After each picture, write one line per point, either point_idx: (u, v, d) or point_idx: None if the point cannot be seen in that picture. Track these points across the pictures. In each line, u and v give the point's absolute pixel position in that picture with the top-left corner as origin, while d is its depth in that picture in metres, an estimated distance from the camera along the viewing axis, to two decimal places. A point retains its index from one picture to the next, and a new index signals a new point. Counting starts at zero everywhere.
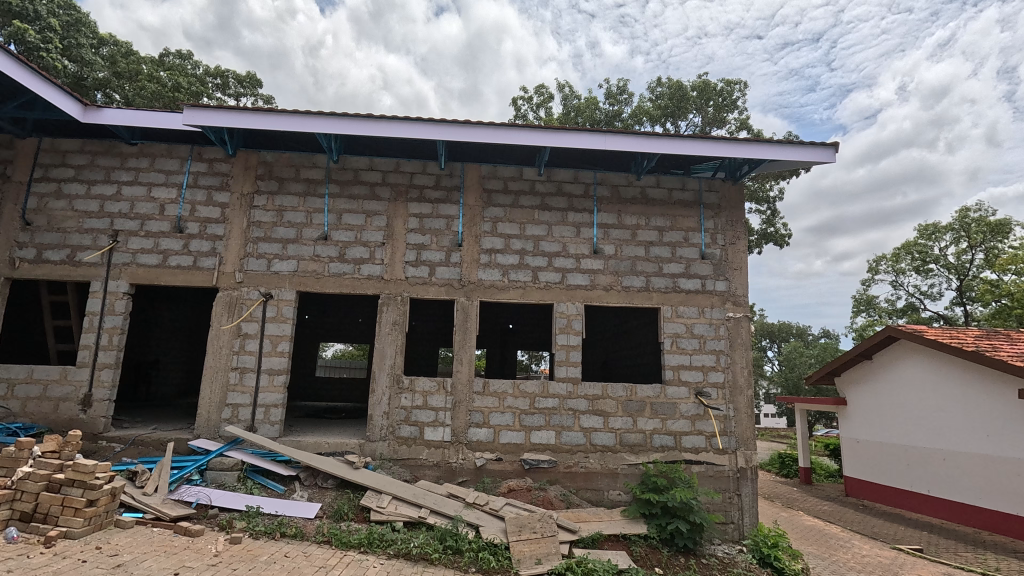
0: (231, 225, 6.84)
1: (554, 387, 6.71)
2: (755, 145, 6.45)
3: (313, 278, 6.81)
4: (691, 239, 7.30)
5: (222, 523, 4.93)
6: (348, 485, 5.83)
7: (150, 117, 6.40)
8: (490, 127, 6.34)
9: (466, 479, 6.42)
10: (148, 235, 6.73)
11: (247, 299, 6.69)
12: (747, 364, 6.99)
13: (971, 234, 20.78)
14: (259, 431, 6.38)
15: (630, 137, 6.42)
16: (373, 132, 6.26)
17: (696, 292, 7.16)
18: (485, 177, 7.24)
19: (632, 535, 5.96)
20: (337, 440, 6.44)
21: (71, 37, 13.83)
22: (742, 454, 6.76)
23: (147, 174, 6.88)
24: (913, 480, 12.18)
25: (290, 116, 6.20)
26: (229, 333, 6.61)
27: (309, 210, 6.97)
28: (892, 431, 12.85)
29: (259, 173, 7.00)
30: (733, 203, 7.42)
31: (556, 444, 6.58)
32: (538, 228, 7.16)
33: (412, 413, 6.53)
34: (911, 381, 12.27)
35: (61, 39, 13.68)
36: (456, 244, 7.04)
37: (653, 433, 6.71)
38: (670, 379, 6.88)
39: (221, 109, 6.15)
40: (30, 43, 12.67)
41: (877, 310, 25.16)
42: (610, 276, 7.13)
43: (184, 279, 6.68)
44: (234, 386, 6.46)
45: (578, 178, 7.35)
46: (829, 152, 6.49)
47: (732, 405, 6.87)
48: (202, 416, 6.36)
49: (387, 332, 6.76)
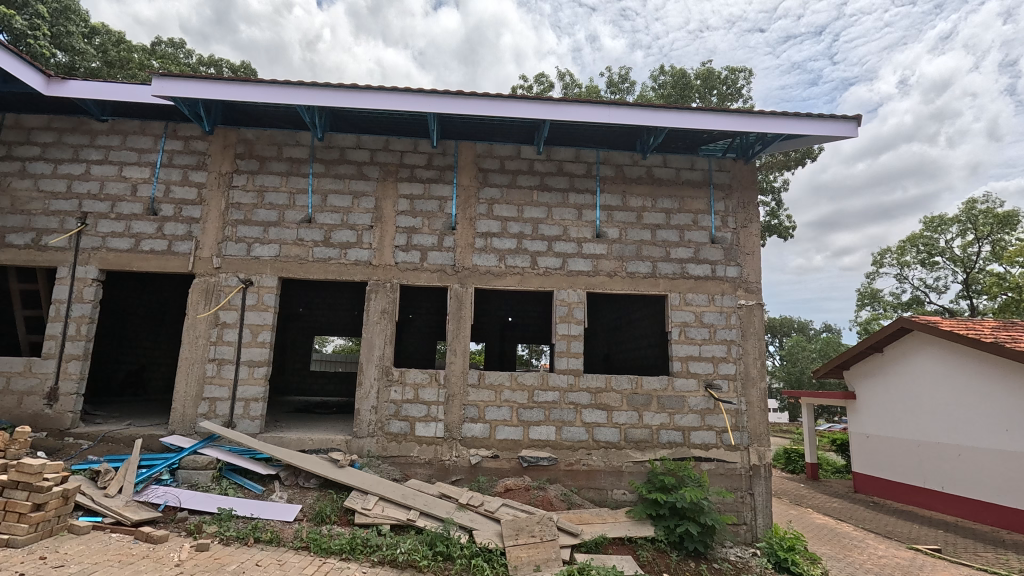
0: (209, 207, 6.39)
1: (554, 379, 6.27)
2: (770, 118, 5.97)
3: (296, 263, 6.36)
4: (700, 221, 6.84)
5: (190, 528, 4.52)
6: (332, 485, 5.41)
7: (120, 90, 5.94)
8: (485, 99, 5.86)
9: (460, 478, 6.01)
10: (119, 218, 6.28)
11: (226, 286, 6.25)
12: (760, 355, 6.55)
13: (977, 226, 20.29)
14: (238, 426, 5.95)
15: (636, 109, 5.95)
16: (358, 104, 5.79)
17: (705, 278, 6.71)
18: (481, 156, 6.78)
19: (639, 538, 5.53)
20: (323, 436, 6.02)
21: (60, 25, 13.17)
22: (754, 451, 6.33)
23: (118, 152, 6.42)
24: (927, 477, 11.76)
25: (269, 88, 5.73)
26: (206, 322, 6.18)
27: (292, 190, 6.52)
28: (904, 426, 12.42)
29: (238, 152, 6.54)
30: (745, 183, 6.96)
31: (556, 441, 6.16)
32: (537, 210, 6.70)
33: (402, 407, 6.10)
34: (924, 374, 11.83)
35: (50, 27, 13.10)
36: (449, 228, 6.59)
37: (660, 428, 6.28)
38: (678, 371, 6.44)
39: (194, 79, 5.68)
40: (17, 29, 11.93)
41: (882, 305, 24.68)
42: (614, 261, 6.68)
43: (158, 264, 6.24)
44: (212, 379, 6.03)
45: (580, 156, 6.89)
46: (852, 125, 6.01)
47: (744, 399, 6.44)
48: (177, 411, 5.94)
49: (375, 321, 6.32)
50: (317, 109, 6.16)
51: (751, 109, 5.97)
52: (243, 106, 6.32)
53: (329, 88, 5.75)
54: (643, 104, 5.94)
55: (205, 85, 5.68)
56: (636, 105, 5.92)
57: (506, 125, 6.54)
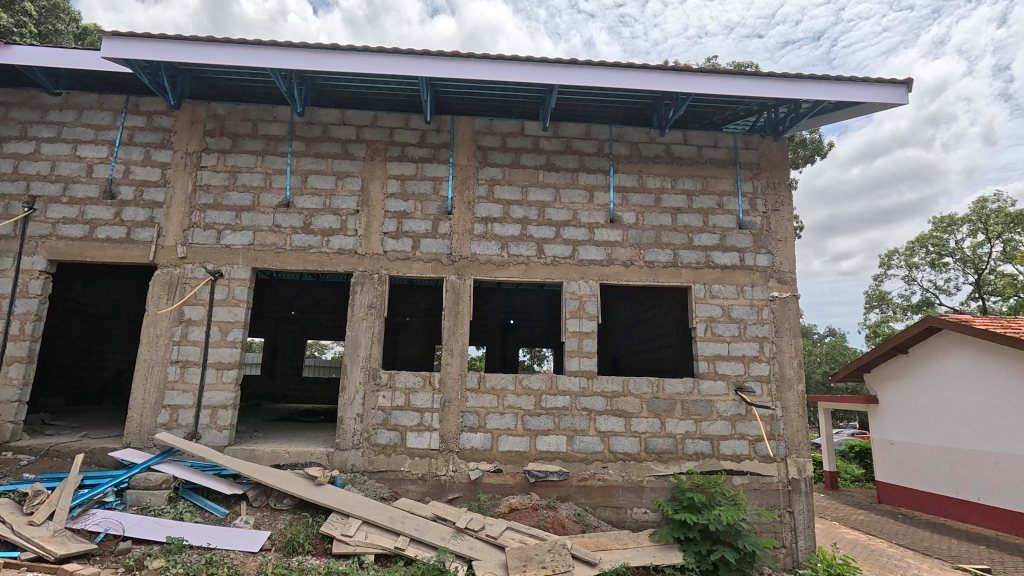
0: (174, 190, 5.67)
1: (564, 382, 5.51)
2: (808, 83, 5.24)
3: (272, 253, 5.64)
4: (726, 204, 6.12)
5: (131, 563, 3.76)
6: (307, 506, 4.64)
7: (70, 57, 5.24)
8: (483, 62, 5.12)
9: (458, 496, 5.26)
10: (71, 202, 5.56)
11: (191, 278, 5.52)
12: (797, 354, 5.79)
13: (988, 226, 19.57)
14: (203, 438, 5.21)
15: (655, 73, 5.21)
16: (338, 68, 5.05)
17: (733, 268, 5.97)
18: (480, 132, 6.07)
19: (666, 566, 4.75)
20: (301, 448, 5.29)
21: (49, 23, 12.54)
22: (793, 463, 5.57)
23: (72, 129, 5.71)
24: (960, 487, 10.93)
25: (234, 50, 4.98)
26: (169, 319, 5.43)
27: (268, 171, 5.80)
28: (934, 432, 11.58)
29: (207, 128, 5.84)
30: (775, 162, 6.24)
31: (567, 452, 5.40)
32: (543, 192, 5.98)
33: (391, 415, 5.35)
34: (956, 375, 11.01)
35: (38, 25, 12.42)
36: (445, 212, 5.86)
37: (684, 437, 5.52)
38: (705, 373, 5.69)
39: (150, 39, 4.93)
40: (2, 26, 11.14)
41: (891, 306, 23.93)
42: (630, 249, 5.95)
43: (114, 254, 5.50)
44: (174, 384, 5.29)
45: (590, 133, 6.16)
46: (901, 91, 5.26)
47: (780, 403, 5.68)
48: (134, 421, 5.20)
49: (362, 317, 5.59)
50: (295, 77, 5.45)
51: (787, 72, 5.24)
52: (211, 76, 5.61)
53: (305, 49, 5.00)
54: (662, 68, 5.20)
55: (163, 46, 4.93)
56: (655, 67, 5.19)
57: (508, 98, 5.84)
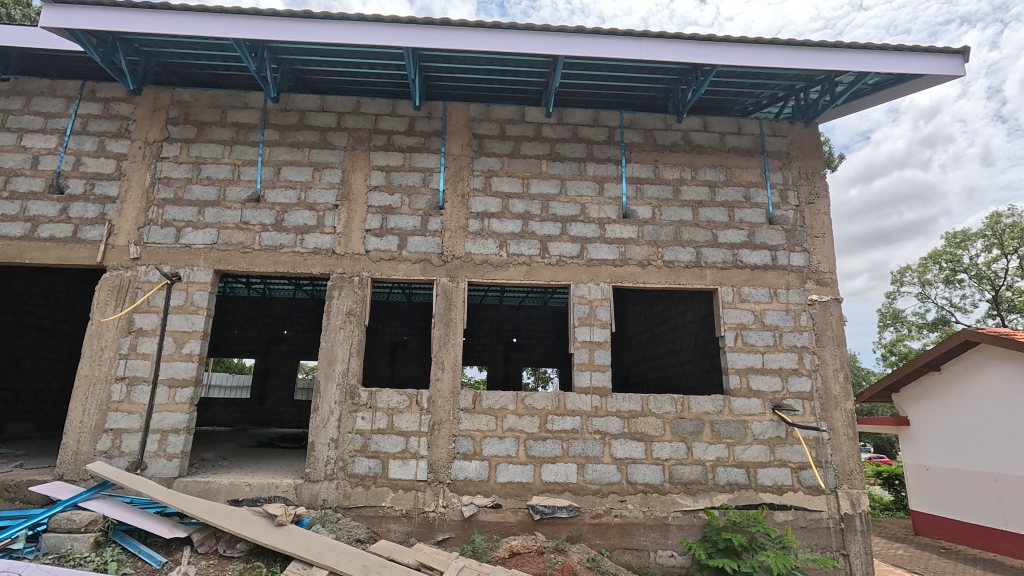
0: (129, 183, 5.03)
1: (572, 401, 4.73)
2: (850, 52, 4.57)
3: (238, 253, 4.95)
4: (753, 197, 5.42)
5: None
6: (264, 553, 3.83)
7: (11, 34, 4.65)
8: (476, 31, 4.48)
9: (450, 537, 4.44)
10: (13, 197, 4.92)
11: (145, 281, 4.83)
12: (843, 368, 5.01)
13: (1003, 241, 18.76)
14: (149, 469, 4.45)
15: (674, 44, 4.56)
16: (311, 39, 4.41)
17: (764, 268, 5.24)
18: (476, 119, 5.42)
19: None
20: (264, 481, 4.50)
21: None
22: (845, 496, 4.73)
23: (19, 117, 5.11)
24: (1006, 518, 9.89)
25: (192, 19, 4.34)
26: (117, 328, 4.72)
27: (236, 162, 5.15)
28: (976, 457, 10.57)
29: (170, 116, 5.22)
30: (808, 149, 5.56)
31: (578, 484, 4.58)
32: (546, 183, 5.30)
33: (371, 440, 4.56)
34: (997, 394, 10.06)
35: None
36: (436, 208, 5.18)
37: (715, 465, 4.69)
38: (736, 389, 4.89)
39: (98, 8, 4.31)
40: None
41: (906, 325, 22.97)
42: (646, 247, 5.24)
43: (57, 255, 4.82)
44: (118, 405, 4.54)
45: (599, 120, 5.50)
46: (956, 62, 4.60)
47: (827, 424, 4.87)
48: (69, 448, 4.45)
49: (339, 325, 4.86)
50: (268, 55, 4.83)
51: (825, 41, 4.58)
52: (176, 57, 4.99)
53: (276, 19, 4.38)
54: (682, 37, 4.54)
55: (114, 16, 4.31)
56: (673, 36, 4.54)
57: (508, 81, 5.21)
